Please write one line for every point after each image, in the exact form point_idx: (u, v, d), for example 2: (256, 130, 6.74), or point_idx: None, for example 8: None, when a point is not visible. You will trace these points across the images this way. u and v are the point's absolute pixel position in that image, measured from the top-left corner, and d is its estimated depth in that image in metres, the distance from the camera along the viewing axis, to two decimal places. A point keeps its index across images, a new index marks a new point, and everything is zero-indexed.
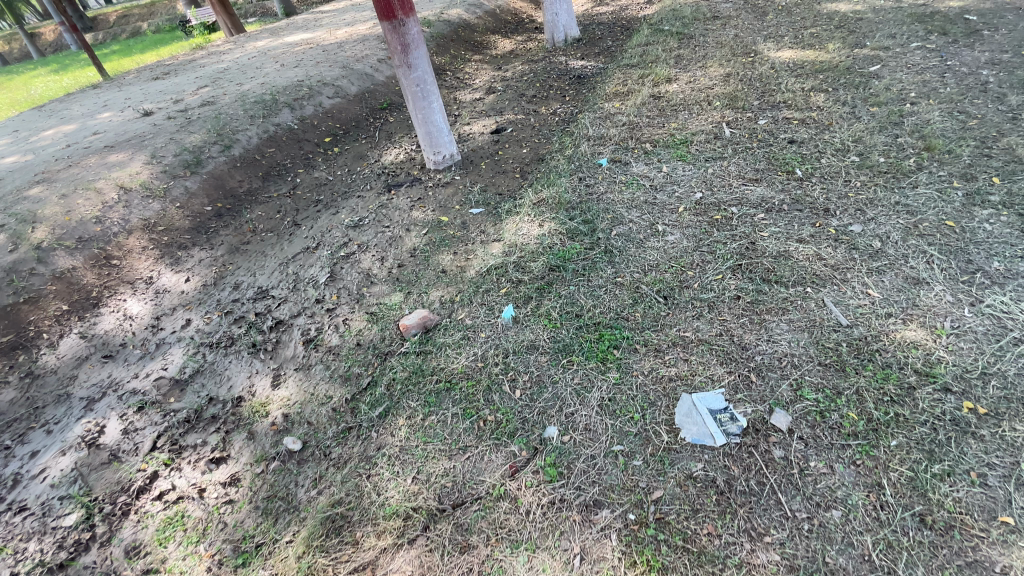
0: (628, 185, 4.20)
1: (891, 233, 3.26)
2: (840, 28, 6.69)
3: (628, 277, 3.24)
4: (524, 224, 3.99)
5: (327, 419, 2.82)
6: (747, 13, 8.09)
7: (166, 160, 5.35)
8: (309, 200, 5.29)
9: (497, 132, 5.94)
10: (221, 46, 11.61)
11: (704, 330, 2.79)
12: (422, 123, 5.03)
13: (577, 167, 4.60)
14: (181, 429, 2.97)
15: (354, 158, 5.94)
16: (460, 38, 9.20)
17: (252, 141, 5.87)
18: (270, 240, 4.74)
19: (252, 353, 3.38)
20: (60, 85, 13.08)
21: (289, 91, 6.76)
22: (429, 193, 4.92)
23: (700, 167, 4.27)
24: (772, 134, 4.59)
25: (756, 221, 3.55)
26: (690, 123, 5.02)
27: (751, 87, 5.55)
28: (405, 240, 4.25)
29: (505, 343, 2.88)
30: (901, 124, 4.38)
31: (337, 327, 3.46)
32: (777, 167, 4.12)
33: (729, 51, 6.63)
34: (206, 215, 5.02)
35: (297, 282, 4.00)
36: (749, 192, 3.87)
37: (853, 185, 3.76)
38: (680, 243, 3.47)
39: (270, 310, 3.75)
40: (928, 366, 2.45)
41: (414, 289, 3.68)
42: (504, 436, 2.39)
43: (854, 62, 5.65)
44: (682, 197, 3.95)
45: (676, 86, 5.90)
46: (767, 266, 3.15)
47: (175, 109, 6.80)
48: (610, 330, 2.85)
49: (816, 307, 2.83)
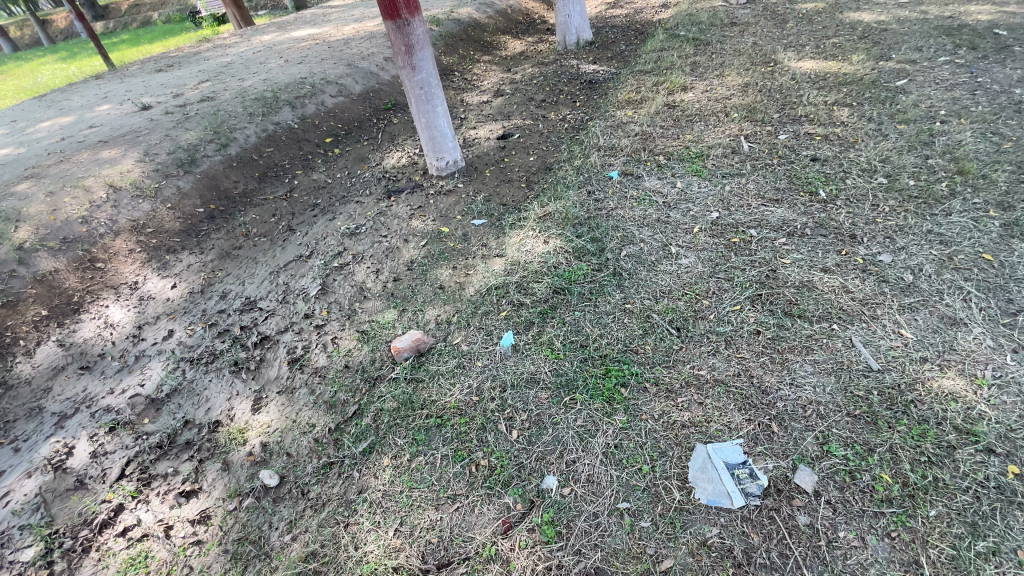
0: (640, 201, 3.96)
1: (924, 266, 3.01)
2: (864, 39, 6.42)
3: (638, 304, 3.00)
4: (528, 240, 3.76)
5: (308, 452, 2.61)
6: (766, 20, 7.83)
7: (159, 158, 5.15)
8: (306, 204, 5.08)
9: (504, 138, 5.71)
10: (228, 39, 11.42)
11: (721, 369, 2.56)
12: (425, 127, 4.81)
13: (586, 179, 4.37)
14: (152, 455, 2.77)
15: (355, 160, 5.73)
16: (469, 37, 8.98)
17: (250, 140, 5.66)
18: (263, 246, 4.53)
19: (234, 372, 3.18)
20: (64, 74, 12.91)
21: (291, 89, 6.56)
22: (430, 201, 4.70)
23: (716, 184, 4.04)
24: (794, 150, 4.34)
25: (777, 246, 3.32)
26: (706, 135, 4.78)
27: (770, 98, 5.31)
28: (403, 252, 4.03)
29: (503, 375, 2.66)
30: (931, 144, 4.13)
31: (326, 346, 3.25)
32: (798, 186, 3.88)
33: (748, 60, 6.38)
34: (197, 217, 4.82)
35: (287, 293, 3.79)
36: (769, 213, 3.63)
37: (881, 210, 3.51)
38: (694, 267, 3.23)
39: (256, 323, 3.54)
40: (968, 422, 2.20)
41: (409, 306, 3.46)
42: (498, 485, 2.17)
43: (880, 76, 5.39)
44: (697, 216, 3.72)
45: (692, 95, 5.66)
46: (789, 298, 2.91)
47: (174, 105, 6.61)
48: (617, 365, 2.63)
49: (843, 347, 2.59)
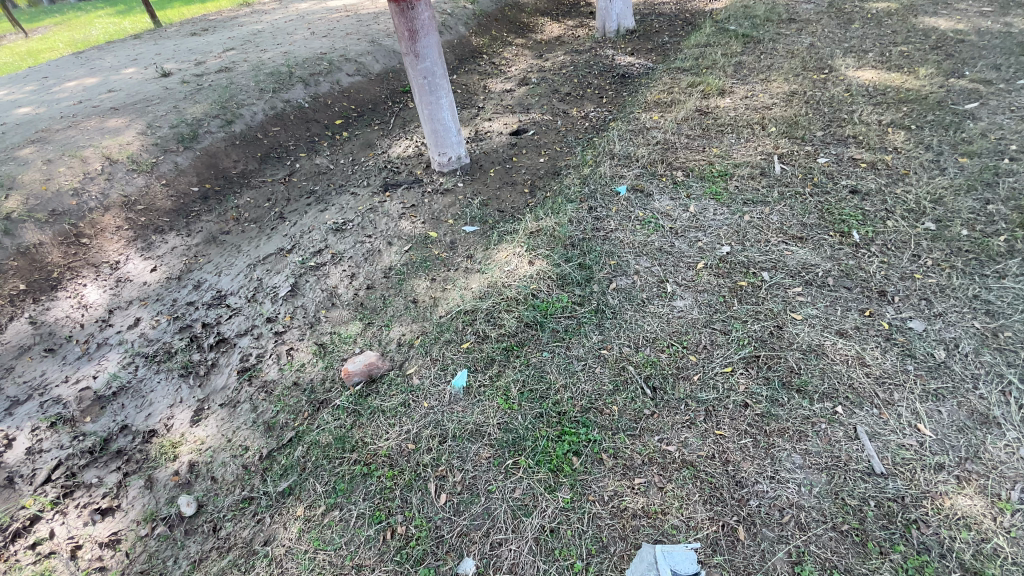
0: (644, 223, 3.56)
1: (960, 342, 2.54)
2: (937, 49, 5.65)
3: (616, 351, 2.65)
4: (514, 258, 3.44)
5: (232, 480, 2.43)
6: (830, 18, 7.04)
7: (161, 132, 5.07)
8: (302, 189, 4.89)
9: (517, 134, 5.33)
10: (267, 5, 11.30)
11: (693, 447, 2.20)
12: (427, 119, 4.49)
13: (589, 193, 3.98)
14: (83, 461, 2.68)
15: (361, 146, 5.48)
16: (504, 19, 8.52)
17: (257, 117, 5.50)
18: (249, 233, 4.37)
19: (182, 377, 3.05)
20: (115, 29, 13.11)
21: (308, 64, 6.33)
22: (425, 201, 4.41)
23: (734, 211, 3.58)
24: (831, 178, 3.81)
25: (790, 295, 2.88)
26: (734, 150, 4.28)
27: (816, 112, 4.71)
28: (383, 256, 3.77)
29: (446, 422, 2.38)
30: (996, 186, 3.53)
31: (279, 357, 3.05)
32: (829, 223, 3.38)
33: (799, 64, 5.72)
34: (191, 197, 4.72)
35: (256, 291, 3.61)
36: (788, 253, 3.17)
37: (921, 262, 3.00)
38: (688, 312, 2.84)
39: (219, 322, 3.40)
40: (980, 560, 1.79)
41: (375, 320, 3.22)
42: (409, 562, 1.93)
43: (948, 95, 4.70)
44: (705, 248, 3.29)
45: (729, 101, 5.11)
46: (791, 365, 2.49)
47: (192, 73, 6.51)
48: (575, 427, 2.29)
49: (845, 438, 2.18)
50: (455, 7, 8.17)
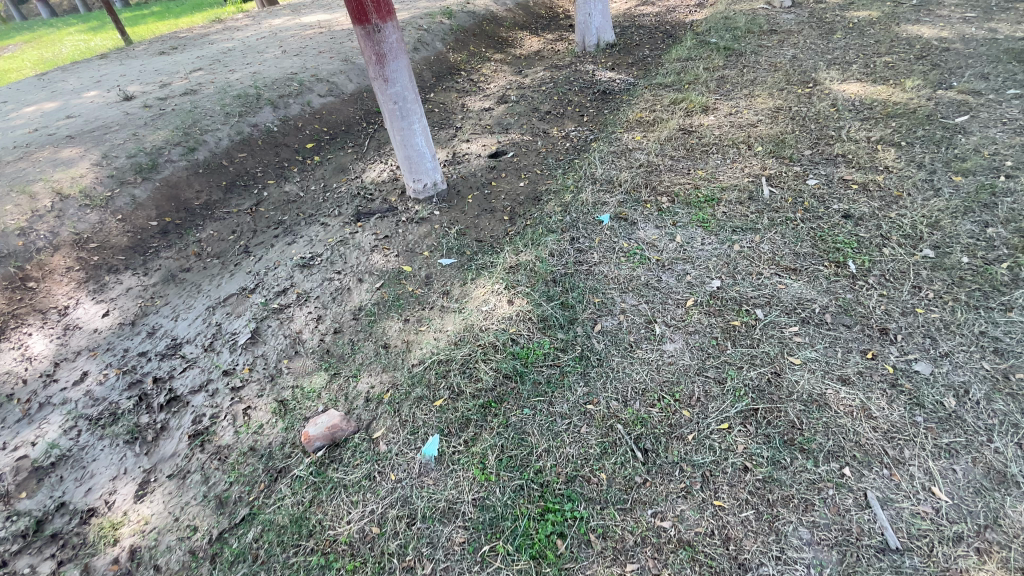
0: (629, 255, 3.36)
1: (970, 387, 2.35)
2: (921, 59, 5.56)
3: (603, 406, 2.43)
4: (492, 297, 3.21)
5: (177, 570, 2.17)
6: (811, 29, 6.97)
7: (117, 162, 4.81)
8: (269, 220, 4.63)
9: (496, 156, 5.12)
10: (240, 21, 11.03)
11: (689, 523, 1.98)
12: (400, 145, 4.26)
13: (571, 222, 3.78)
14: (13, 547, 2.39)
15: (333, 171, 5.23)
16: (483, 34, 8.36)
17: (222, 143, 5.24)
18: (211, 271, 4.10)
19: (128, 444, 2.79)
20: (86, 47, 12.72)
21: (276, 86, 6.08)
22: (399, 230, 4.16)
23: (723, 240, 3.40)
24: (822, 201, 3.65)
25: (787, 336, 2.69)
26: (721, 172, 4.11)
27: (803, 129, 4.58)
28: (352, 295, 3.52)
29: (415, 499, 2.15)
30: (993, 208, 3.39)
31: (235, 418, 2.79)
32: (822, 252, 3.21)
33: (783, 78, 5.61)
34: (149, 231, 4.44)
35: (214, 338, 3.35)
36: (782, 287, 2.99)
37: (923, 295, 2.83)
38: (680, 357, 2.63)
39: (172, 377, 3.14)
40: None
41: (342, 370, 2.96)
42: None
43: (936, 109, 4.59)
44: (694, 283, 3.10)
45: (713, 118, 4.96)
46: (792, 419, 2.29)
47: (155, 97, 6.23)
48: (558, 502, 2.06)
49: (855, 506, 1.98)
50: (431, 23, 8.00)
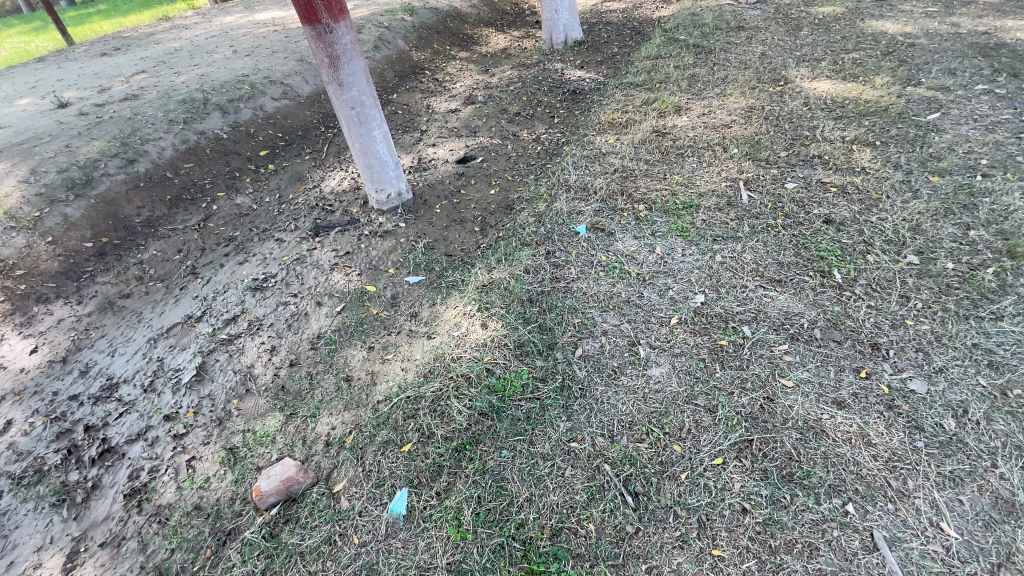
0: (607, 270, 3.17)
1: (969, 406, 2.25)
2: (888, 55, 5.56)
3: (588, 444, 2.23)
4: (463, 319, 2.98)
5: None
6: (778, 25, 6.93)
7: (46, 178, 4.36)
8: (219, 236, 4.27)
9: (464, 162, 4.87)
10: (189, 18, 10.39)
11: None
12: (360, 153, 3.97)
13: (546, 233, 3.58)
14: None
15: (289, 181, 4.88)
16: (446, 31, 8.05)
17: (165, 153, 4.83)
18: (154, 296, 3.74)
19: (56, 507, 2.46)
20: (24, 49, 11.80)
21: (225, 89, 5.67)
22: (361, 246, 3.87)
23: (705, 250, 3.25)
24: (802, 206, 3.54)
25: (777, 356, 2.54)
26: (697, 177, 3.96)
27: (777, 129, 4.48)
28: (310, 321, 3.23)
29: (382, 566, 1.91)
30: (973, 209, 3.34)
31: (178, 472, 2.50)
32: (806, 261, 3.09)
33: (754, 76, 5.52)
34: (84, 254, 4.03)
35: (155, 376, 3.02)
36: (768, 300, 2.86)
37: (912, 305, 2.74)
38: (667, 383, 2.46)
39: (107, 424, 2.81)
40: None
41: (299, 410, 2.69)
42: None
43: (907, 106, 4.56)
44: (677, 298, 2.93)
45: (686, 119, 4.82)
46: (789, 450, 2.14)
47: (92, 103, 5.73)
48: (543, 562, 1.86)
49: (862, 549, 1.84)
50: (392, 21, 7.66)
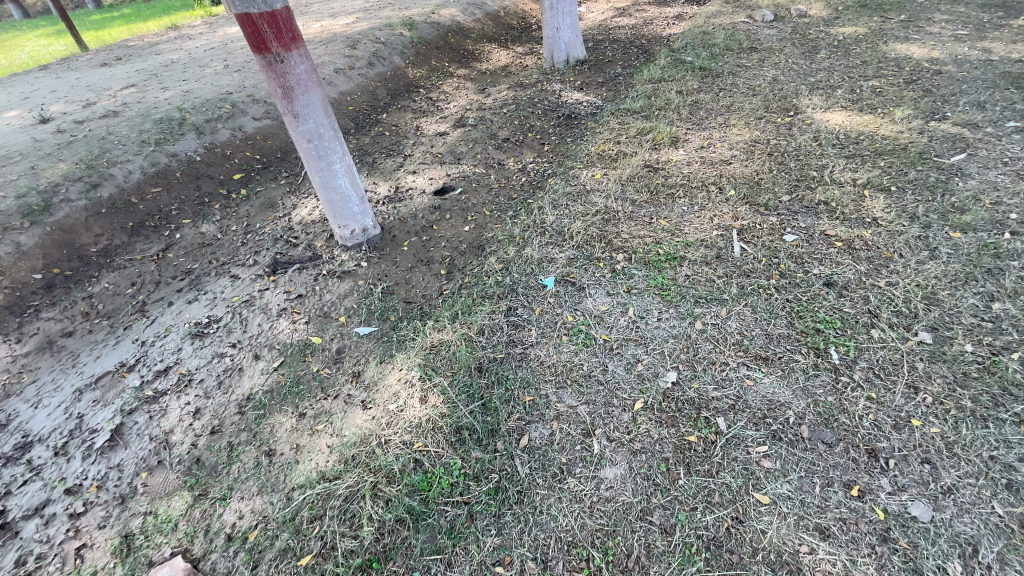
0: (571, 334, 2.82)
1: (982, 544, 1.84)
2: (912, 84, 5.09)
3: (515, 570, 1.89)
4: (404, 387, 2.65)
5: None
6: (794, 47, 6.49)
7: (3, 204, 4.19)
8: (176, 269, 4.03)
9: (442, 193, 4.56)
10: (195, 28, 10.35)
11: None
12: (320, 188, 3.68)
13: (512, 285, 3.25)
14: None
15: (259, 208, 4.63)
16: (447, 46, 7.80)
17: (132, 176, 4.63)
18: (95, 336, 3.51)
19: None
20: (42, 53, 11.91)
21: (205, 108, 5.47)
22: (316, 288, 3.58)
23: (685, 315, 2.87)
24: (800, 263, 3.14)
25: (754, 460, 2.16)
26: (686, 222, 3.59)
27: (782, 167, 4.08)
28: (244, 378, 2.94)
29: None
30: (999, 275, 2.90)
31: (64, 561, 2.22)
32: (799, 334, 2.69)
33: (762, 104, 5.12)
34: (32, 285, 3.84)
35: (70, 437, 2.77)
36: (752, 384, 2.47)
37: (919, 400, 2.32)
38: (619, 490, 2.09)
39: (7, 493, 2.55)
40: None
41: (209, 490, 2.38)
42: None
43: (929, 145, 4.10)
44: (646, 375, 2.56)
45: (683, 152, 4.44)
46: None
47: (71, 120, 5.59)
48: None
49: None
50: (389, 36, 7.43)
